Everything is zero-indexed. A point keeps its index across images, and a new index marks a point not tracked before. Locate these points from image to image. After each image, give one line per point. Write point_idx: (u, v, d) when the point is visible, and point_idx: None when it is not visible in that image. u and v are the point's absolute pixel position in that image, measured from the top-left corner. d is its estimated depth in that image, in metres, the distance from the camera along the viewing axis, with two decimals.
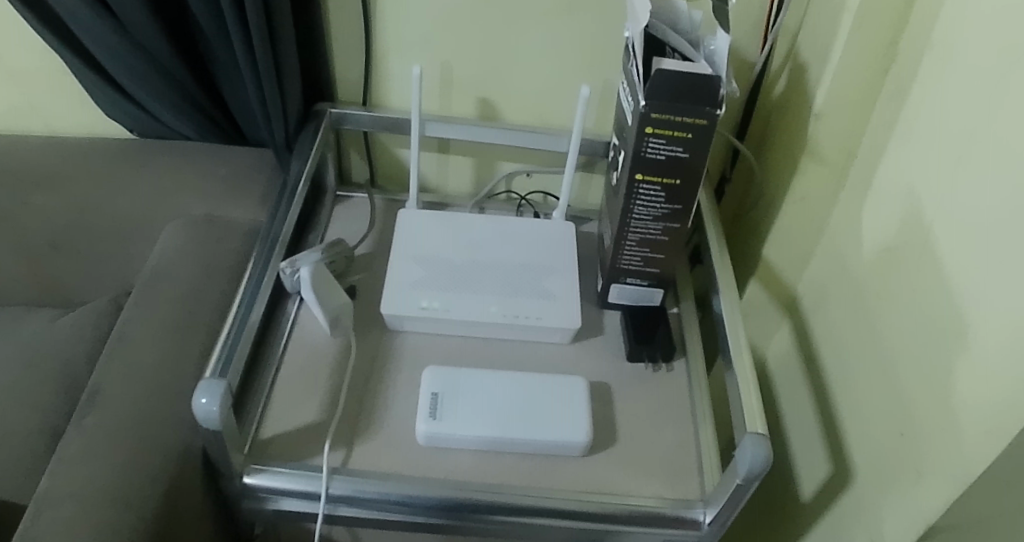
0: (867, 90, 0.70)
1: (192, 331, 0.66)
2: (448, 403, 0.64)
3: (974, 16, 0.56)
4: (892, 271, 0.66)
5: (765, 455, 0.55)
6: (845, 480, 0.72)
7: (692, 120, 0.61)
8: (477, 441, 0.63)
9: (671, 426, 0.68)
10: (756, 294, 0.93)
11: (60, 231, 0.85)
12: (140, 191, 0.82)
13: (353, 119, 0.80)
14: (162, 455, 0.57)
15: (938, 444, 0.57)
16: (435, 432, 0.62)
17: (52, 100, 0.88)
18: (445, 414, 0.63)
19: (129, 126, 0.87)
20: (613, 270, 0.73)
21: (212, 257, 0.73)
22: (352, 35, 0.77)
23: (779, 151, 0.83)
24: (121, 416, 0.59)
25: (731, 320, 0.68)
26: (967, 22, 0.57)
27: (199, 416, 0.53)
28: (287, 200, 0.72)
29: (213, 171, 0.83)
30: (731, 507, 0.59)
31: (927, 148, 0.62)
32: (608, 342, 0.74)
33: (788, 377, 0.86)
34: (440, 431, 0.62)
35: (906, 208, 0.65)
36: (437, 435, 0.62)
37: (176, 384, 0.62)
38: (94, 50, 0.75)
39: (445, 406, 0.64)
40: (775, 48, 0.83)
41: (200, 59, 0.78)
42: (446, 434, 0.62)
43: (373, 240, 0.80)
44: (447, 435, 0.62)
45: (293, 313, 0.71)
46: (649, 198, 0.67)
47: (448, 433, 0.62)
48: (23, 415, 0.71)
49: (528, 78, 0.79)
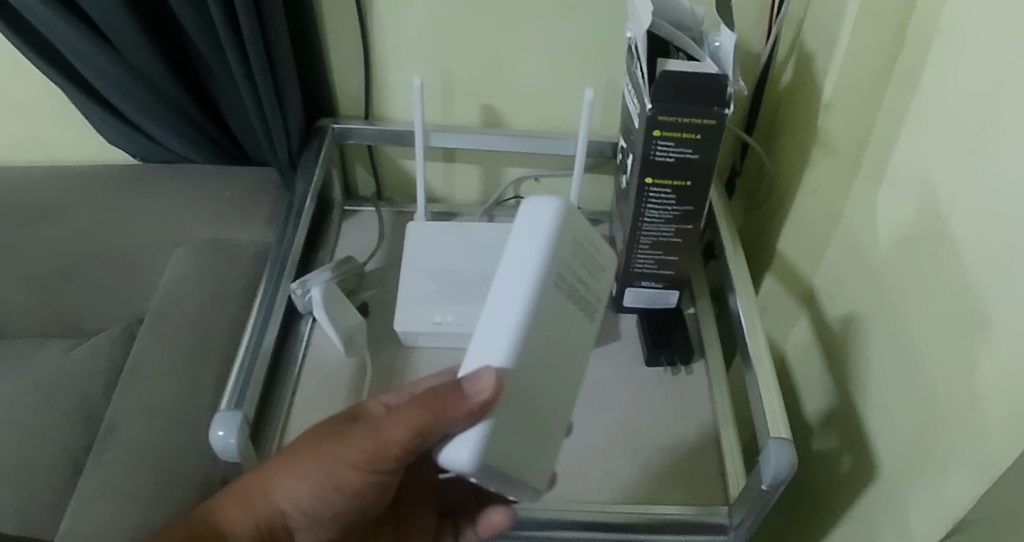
0: (876, 78, 0.68)
1: (205, 360, 0.69)
2: (545, 481, 0.45)
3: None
4: (910, 260, 0.64)
5: (790, 460, 0.55)
6: (871, 473, 0.71)
7: (701, 120, 0.61)
8: (507, 408, 0.41)
9: (693, 429, 0.68)
10: (773, 287, 0.91)
11: (70, 263, 0.87)
12: (145, 221, 0.83)
13: (356, 133, 0.78)
14: (181, 487, 0.62)
15: (964, 437, 0.56)
16: (492, 453, 0.41)
17: (50, 130, 0.89)
18: (540, 469, 0.44)
19: (132, 152, 0.86)
20: (627, 274, 0.73)
21: (221, 282, 0.75)
22: (351, 50, 0.76)
23: (789, 142, 0.82)
24: (138, 451, 0.64)
25: (749, 319, 0.67)
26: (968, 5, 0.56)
27: (218, 448, 0.54)
28: (295, 219, 0.70)
29: (219, 195, 0.82)
30: (756, 512, 0.58)
31: (939, 136, 0.61)
32: (626, 348, 0.74)
33: (808, 370, 0.85)
34: (459, 441, 0.41)
35: (922, 197, 0.63)
36: (489, 464, 0.41)
37: (191, 416, 0.66)
38: (94, 80, 0.75)
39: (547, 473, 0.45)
40: (780, 37, 0.81)
41: (197, 81, 0.78)
42: (493, 441, 0.41)
43: (383, 255, 0.79)
44: (483, 435, 0.41)
45: (306, 334, 0.71)
46: (660, 201, 0.66)
47: (462, 437, 0.41)
48: (40, 455, 0.78)
49: (530, 83, 0.78)
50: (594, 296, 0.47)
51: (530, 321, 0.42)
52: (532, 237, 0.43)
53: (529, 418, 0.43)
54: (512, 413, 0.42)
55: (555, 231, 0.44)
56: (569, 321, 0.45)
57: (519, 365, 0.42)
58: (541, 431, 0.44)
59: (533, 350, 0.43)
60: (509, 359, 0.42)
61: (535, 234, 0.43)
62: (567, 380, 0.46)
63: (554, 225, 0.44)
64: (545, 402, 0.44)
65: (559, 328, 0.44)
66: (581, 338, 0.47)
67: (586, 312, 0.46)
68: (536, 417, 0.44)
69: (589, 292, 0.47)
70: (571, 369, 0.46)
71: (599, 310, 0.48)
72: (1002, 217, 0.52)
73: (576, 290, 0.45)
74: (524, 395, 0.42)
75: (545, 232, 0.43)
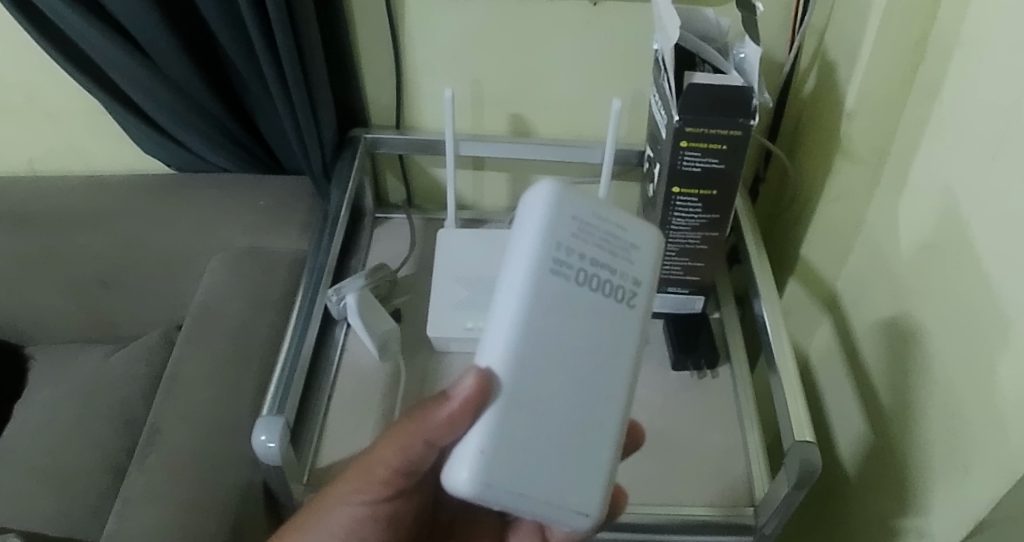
0: (899, 87, 0.69)
1: (246, 365, 0.72)
2: (593, 503, 0.39)
3: (994, 11, 0.56)
4: (931, 266, 0.65)
5: (815, 463, 0.56)
6: (894, 475, 0.72)
7: (728, 131, 0.62)
8: (509, 424, 0.39)
9: (719, 432, 0.69)
10: (797, 292, 0.92)
11: (109, 270, 0.90)
12: (181, 229, 0.86)
13: (386, 143, 0.80)
14: (223, 488, 0.64)
15: (986, 440, 0.57)
16: (494, 473, 0.38)
17: (90, 141, 0.92)
18: (580, 490, 0.39)
19: (168, 161, 0.89)
20: (654, 280, 0.74)
21: (258, 289, 0.78)
22: (382, 63, 0.78)
23: (811, 149, 0.83)
24: (181, 453, 0.67)
25: (774, 324, 0.69)
26: (989, 17, 0.57)
27: (261, 453, 0.56)
28: (330, 228, 0.72)
29: (254, 204, 0.85)
30: (781, 513, 0.59)
31: (959, 145, 0.61)
32: (653, 353, 0.76)
33: (831, 373, 0.86)
34: (456, 462, 0.39)
35: (943, 204, 0.64)
36: (494, 485, 0.37)
37: (232, 420, 0.68)
38: (137, 98, 0.77)
39: (597, 496, 0.40)
40: (803, 46, 0.82)
41: (232, 92, 0.80)
42: (496, 460, 0.38)
43: (414, 261, 0.81)
44: (482, 453, 0.38)
45: (341, 340, 0.73)
46: (687, 210, 0.68)
47: (461, 456, 0.39)
48: (84, 456, 0.82)
49: (557, 93, 0.79)
50: (629, 281, 0.42)
51: (524, 322, 0.40)
52: (522, 229, 0.41)
53: (552, 434, 0.39)
54: (516, 428, 0.39)
55: (550, 216, 0.40)
56: (587, 313, 0.40)
57: (519, 370, 0.39)
58: (574, 446, 0.39)
59: (536, 353, 0.40)
60: (506, 366, 0.39)
61: (522, 224, 0.40)
62: (611, 382, 0.41)
63: (551, 208, 0.40)
64: (573, 412, 0.40)
65: (575, 325, 0.40)
66: (620, 330, 0.41)
67: (619, 298, 0.41)
68: (562, 432, 0.39)
69: (620, 277, 0.41)
70: (614, 370, 0.41)
71: (644, 294, 0.42)
72: (1017, 228, 0.53)
73: (593, 276, 0.41)
74: (536, 408, 0.39)
75: (533, 221, 0.40)
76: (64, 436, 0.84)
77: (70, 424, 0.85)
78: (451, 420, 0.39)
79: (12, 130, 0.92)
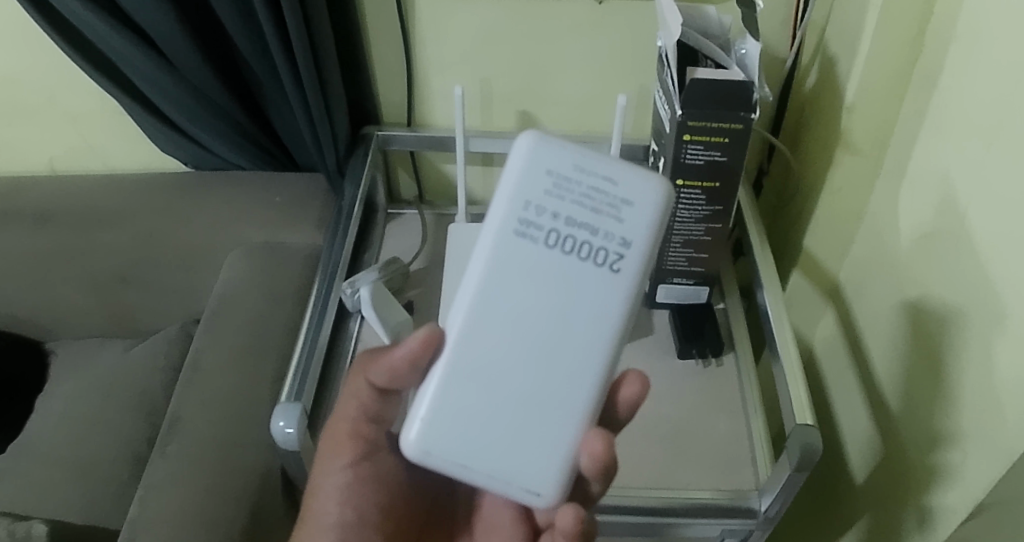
0: (897, 81, 0.71)
1: (263, 356, 0.75)
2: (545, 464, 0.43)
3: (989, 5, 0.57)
4: (930, 254, 0.67)
5: (815, 444, 0.58)
6: (896, 460, 0.74)
7: (729, 125, 0.64)
8: (460, 391, 0.44)
9: (724, 418, 0.71)
10: (801, 283, 0.94)
11: (128, 267, 0.93)
12: (199, 225, 0.88)
13: (398, 140, 0.83)
14: (242, 473, 0.67)
15: (985, 423, 0.58)
16: (434, 439, 0.44)
17: (108, 141, 0.94)
18: (527, 466, 0.43)
19: (184, 160, 0.91)
20: (659, 271, 0.76)
21: (274, 283, 0.81)
22: (394, 62, 0.80)
23: (814, 142, 0.84)
24: (201, 440, 0.69)
25: (777, 314, 0.70)
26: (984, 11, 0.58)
27: (279, 438, 0.58)
28: (344, 223, 0.75)
29: (270, 200, 0.87)
30: (784, 495, 0.61)
31: (957, 136, 0.63)
32: (658, 342, 0.77)
33: (834, 361, 0.87)
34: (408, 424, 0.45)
35: (941, 194, 0.65)
36: (435, 451, 0.44)
37: (251, 408, 0.71)
38: (156, 99, 0.79)
39: (546, 475, 0.44)
40: (804, 41, 0.84)
41: (247, 92, 0.82)
42: (441, 427, 0.44)
43: (426, 254, 0.83)
44: (429, 420, 0.44)
45: (355, 331, 0.75)
46: (691, 202, 0.70)
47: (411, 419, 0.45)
48: (106, 445, 0.85)
49: (564, 90, 0.81)
50: (615, 241, 0.43)
51: (489, 283, 0.43)
52: (501, 183, 0.44)
53: (503, 405, 0.44)
54: (463, 393, 0.44)
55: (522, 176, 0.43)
56: (554, 279, 0.43)
57: (480, 331, 0.44)
58: (525, 418, 0.44)
59: (501, 313, 0.44)
60: (466, 329, 0.44)
61: (500, 177, 0.43)
62: (580, 355, 0.44)
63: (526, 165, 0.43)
64: (527, 381, 0.44)
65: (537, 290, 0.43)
66: (596, 290, 0.43)
67: (598, 260, 0.43)
68: (515, 402, 0.43)
69: (603, 238, 0.43)
70: (584, 333, 0.44)
71: (632, 255, 0.43)
72: (1011, 215, 0.55)
73: (567, 238, 0.43)
74: (488, 375, 0.44)
75: (509, 178, 0.43)
76: (84, 427, 0.87)
77: (90, 416, 0.88)
78: (395, 368, 0.47)
79: (32, 131, 0.94)
